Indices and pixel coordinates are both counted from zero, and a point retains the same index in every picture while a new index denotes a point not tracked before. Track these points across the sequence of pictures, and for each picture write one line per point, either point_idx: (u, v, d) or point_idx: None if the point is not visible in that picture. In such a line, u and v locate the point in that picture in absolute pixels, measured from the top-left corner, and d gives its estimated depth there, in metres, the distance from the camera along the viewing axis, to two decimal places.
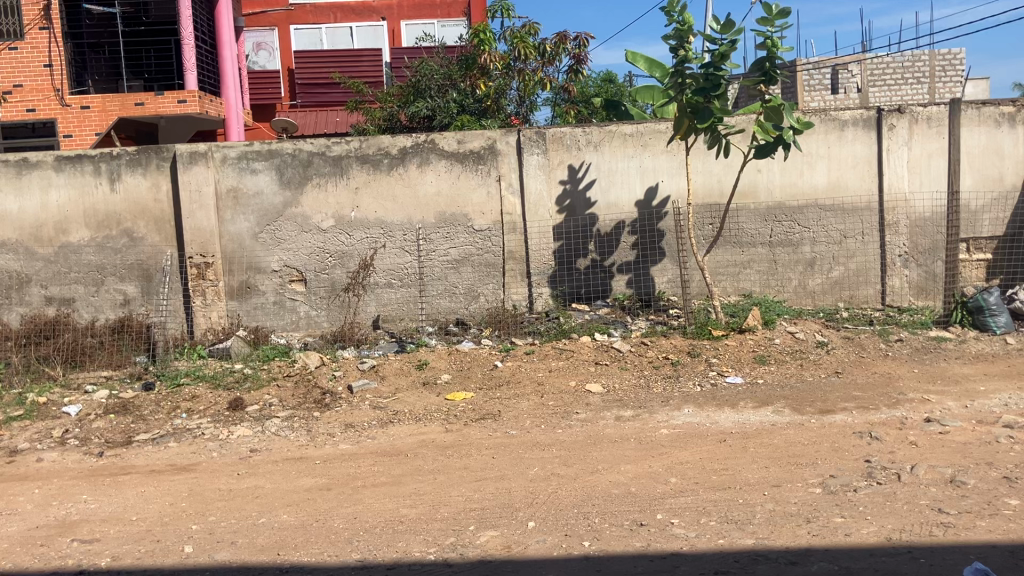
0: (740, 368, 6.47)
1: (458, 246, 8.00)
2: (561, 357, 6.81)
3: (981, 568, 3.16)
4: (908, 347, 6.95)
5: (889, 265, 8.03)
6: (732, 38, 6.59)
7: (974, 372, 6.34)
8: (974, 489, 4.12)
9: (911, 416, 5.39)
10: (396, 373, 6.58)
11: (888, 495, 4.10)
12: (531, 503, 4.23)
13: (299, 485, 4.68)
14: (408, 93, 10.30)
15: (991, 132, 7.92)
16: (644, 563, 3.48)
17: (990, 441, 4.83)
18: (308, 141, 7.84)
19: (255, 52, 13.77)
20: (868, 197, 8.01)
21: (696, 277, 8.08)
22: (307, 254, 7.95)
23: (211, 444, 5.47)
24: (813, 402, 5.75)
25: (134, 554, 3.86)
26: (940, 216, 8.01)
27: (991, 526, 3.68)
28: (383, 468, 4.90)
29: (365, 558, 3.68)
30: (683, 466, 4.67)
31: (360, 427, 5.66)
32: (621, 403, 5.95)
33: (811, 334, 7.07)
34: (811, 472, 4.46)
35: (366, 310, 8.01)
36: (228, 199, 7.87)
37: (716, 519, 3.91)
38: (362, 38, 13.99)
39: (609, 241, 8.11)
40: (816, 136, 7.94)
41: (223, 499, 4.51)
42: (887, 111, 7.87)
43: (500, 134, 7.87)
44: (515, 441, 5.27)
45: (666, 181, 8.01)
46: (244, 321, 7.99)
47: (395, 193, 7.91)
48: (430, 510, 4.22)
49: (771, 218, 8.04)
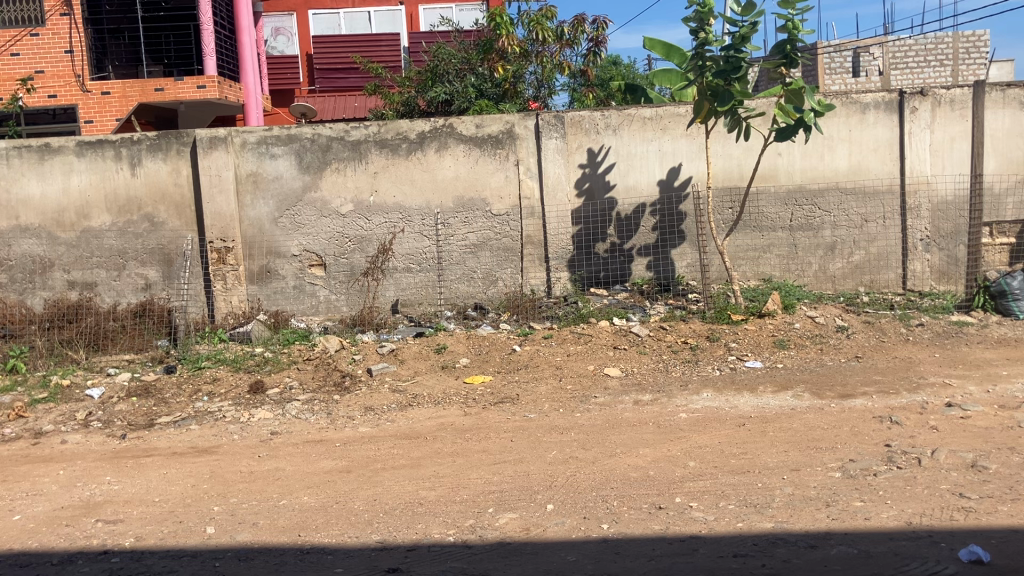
0: (759, 353, 6.45)
1: (477, 230, 8.01)
2: (580, 341, 6.80)
3: (975, 552, 3.24)
4: (930, 331, 6.91)
5: (911, 249, 7.97)
6: (753, 19, 6.54)
7: (997, 356, 6.28)
8: (996, 474, 4.10)
9: (932, 400, 5.36)
10: (415, 357, 6.61)
11: (908, 479, 4.08)
12: (549, 486, 4.25)
13: (320, 467, 4.72)
14: (425, 78, 10.18)
15: (1015, 114, 7.83)
16: (663, 546, 3.49)
17: (1012, 426, 4.80)
18: (327, 125, 7.86)
19: (274, 37, 13.83)
20: (889, 180, 7.95)
21: (716, 261, 8.06)
22: (326, 238, 7.97)
23: (232, 426, 5.52)
24: (833, 386, 5.74)
25: (158, 535, 3.91)
26: (962, 199, 7.93)
27: (1013, 511, 3.66)
28: (402, 450, 4.94)
29: (385, 539, 3.72)
30: (702, 450, 4.67)
31: (380, 411, 5.70)
32: (639, 387, 5.96)
33: (831, 318, 7.03)
34: (830, 456, 4.45)
35: (385, 294, 8.04)
36: (248, 183, 7.91)
37: (734, 502, 3.92)
38: (380, 22, 13.86)
39: (628, 224, 8.08)
40: (837, 119, 7.87)
41: (245, 481, 4.56)
42: (910, 94, 7.79)
43: (519, 117, 7.87)
44: (533, 424, 5.30)
45: (685, 164, 7.99)
46: (265, 305, 8.04)
47: (413, 177, 7.92)
48: (449, 492, 4.25)
49: (791, 202, 7.99)
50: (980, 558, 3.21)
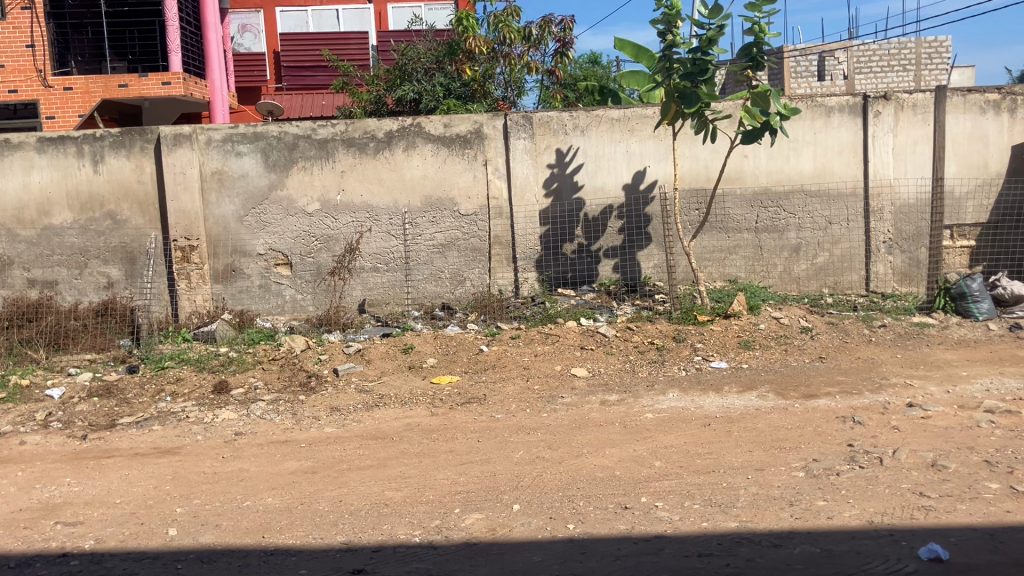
0: (725, 353, 6.50)
1: (444, 230, 7.99)
2: (547, 341, 6.80)
3: (935, 551, 3.28)
4: (892, 332, 7.00)
5: (874, 251, 8.07)
6: (720, 23, 6.59)
7: (957, 358, 6.38)
8: (955, 473, 4.16)
9: (894, 400, 5.44)
10: (382, 357, 6.57)
11: (870, 478, 4.13)
12: (515, 487, 4.24)
13: (284, 468, 4.68)
14: (395, 76, 10.29)
15: (975, 119, 7.96)
16: (628, 546, 3.50)
17: (972, 426, 4.88)
18: (293, 124, 7.79)
19: (240, 34, 13.64)
20: (854, 183, 8.04)
21: (682, 262, 8.10)
22: (292, 237, 7.92)
23: (196, 427, 5.45)
24: (797, 387, 5.80)
25: (118, 537, 3.85)
26: (924, 202, 8.04)
27: (972, 509, 3.72)
28: (368, 451, 4.91)
29: (351, 540, 3.69)
30: (667, 450, 4.69)
31: (346, 411, 5.66)
32: (606, 387, 5.97)
33: (795, 320, 7.11)
34: (794, 456, 4.49)
35: (351, 294, 7.99)
36: (213, 181, 7.82)
37: (699, 502, 3.94)
38: (348, 20, 13.75)
39: (596, 225, 8.10)
40: (803, 122, 7.96)
41: (208, 482, 4.51)
42: (873, 98, 7.89)
43: (487, 117, 7.86)
44: (500, 424, 5.29)
45: (653, 166, 8.02)
46: (230, 304, 7.96)
47: (381, 176, 7.88)
48: (415, 493, 4.23)
49: (757, 204, 8.06)
50: (939, 556, 3.25)
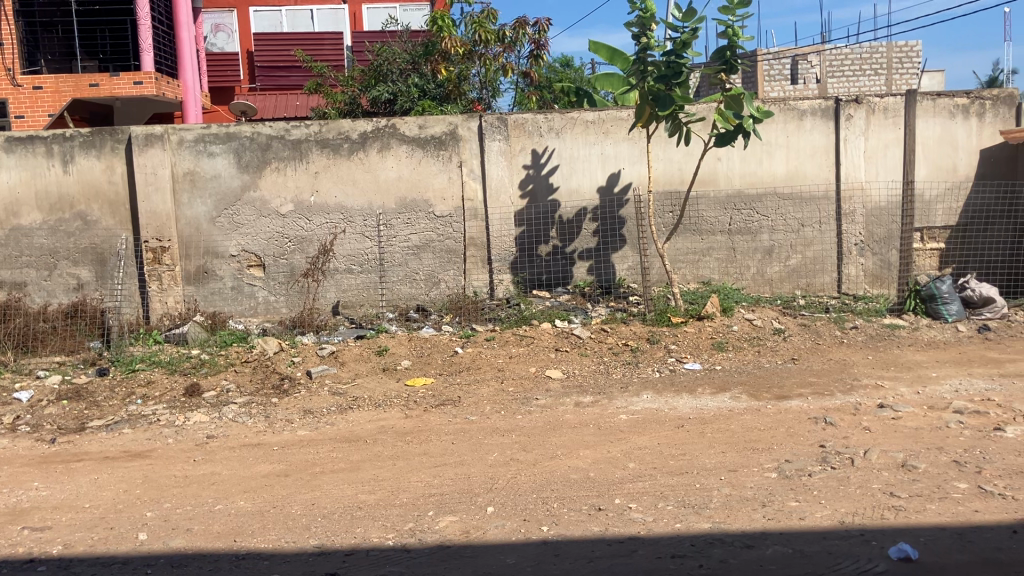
0: (698, 355, 6.53)
1: (419, 231, 7.97)
2: (521, 343, 6.80)
3: (906, 551, 3.31)
4: (863, 334, 7.06)
5: (846, 253, 8.14)
6: (694, 26, 6.62)
7: (927, 359, 6.45)
8: (925, 473, 4.21)
9: (865, 401, 5.49)
10: (355, 359, 6.53)
11: (841, 479, 4.16)
12: (490, 489, 4.23)
13: (256, 471, 4.64)
14: (369, 77, 10.23)
15: (945, 123, 8.06)
16: (602, 547, 3.50)
17: (941, 426, 4.93)
18: (266, 124, 7.73)
19: (213, 34, 13.51)
20: (826, 186, 8.11)
21: (656, 264, 8.13)
22: (265, 238, 7.86)
23: (167, 430, 5.40)
24: (770, 388, 5.83)
25: (87, 542, 3.80)
26: (896, 205, 8.12)
27: (941, 509, 3.76)
28: (342, 454, 4.88)
29: (323, 543, 3.66)
30: (641, 451, 4.70)
31: (319, 413, 5.63)
32: (581, 389, 5.98)
33: (768, 321, 7.16)
34: (766, 457, 4.51)
35: (325, 296, 7.95)
36: (185, 182, 7.75)
37: (673, 503, 3.95)
38: (322, 20, 13.63)
39: (570, 227, 8.10)
40: (775, 125, 8.02)
41: (179, 486, 4.46)
42: (845, 101, 7.96)
43: (462, 119, 7.84)
44: (475, 426, 5.28)
45: (627, 168, 8.04)
46: (202, 306, 7.89)
47: (355, 177, 7.84)
48: (389, 495, 4.21)
49: (730, 206, 8.11)
50: (909, 555, 3.29)
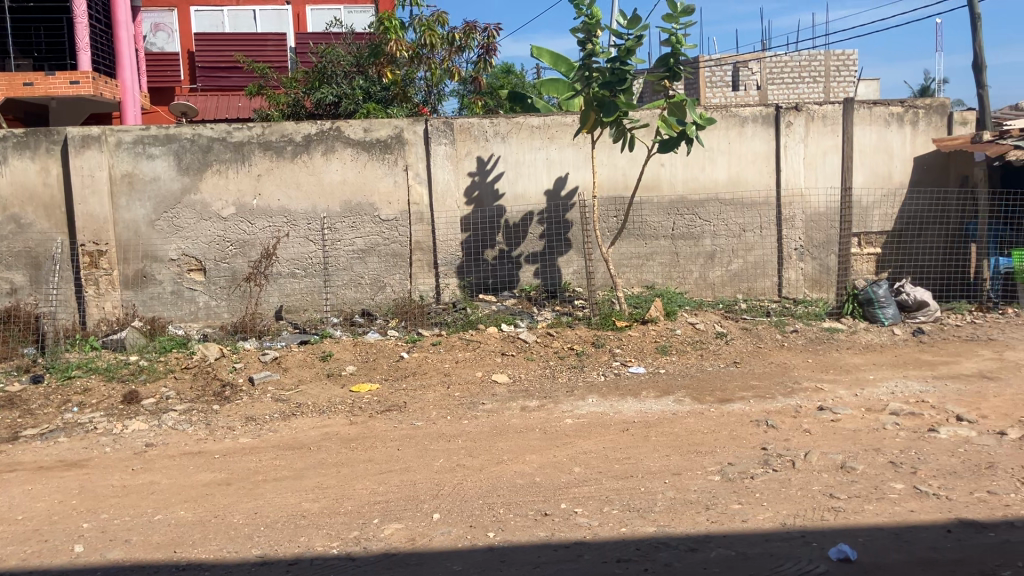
0: (643, 358, 6.59)
1: (364, 235, 7.90)
2: (468, 348, 6.79)
3: (845, 552, 3.37)
4: (803, 337, 7.20)
5: (786, 258, 8.29)
6: (638, 33, 6.68)
7: (865, 362, 6.59)
8: (863, 474, 4.30)
9: (805, 404, 5.58)
10: (299, 365, 6.45)
11: (783, 481, 4.23)
12: (435, 495, 4.21)
13: (197, 480, 4.55)
14: (313, 79, 10.13)
15: (881, 131, 8.25)
16: (548, 553, 3.51)
17: (878, 428, 5.04)
18: (207, 126, 7.61)
19: (153, 33, 13.27)
20: (766, 192, 8.24)
21: (601, 268, 8.17)
22: (206, 242, 7.73)
23: (104, 438, 5.27)
24: (713, 392, 5.90)
25: (20, 555, 3.68)
26: (834, 211, 8.29)
27: (878, 510, 3.84)
28: (285, 461, 4.81)
29: (266, 553, 3.61)
30: (587, 455, 4.72)
31: (262, 420, 5.54)
32: (527, 393, 5.99)
33: (710, 325, 7.25)
34: (710, 460, 4.57)
35: (267, 300, 7.84)
36: (123, 184, 7.58)
37: (618, 507, 3.97)
38: (265, 21, 13.51)
39: (517, 231, 8.12)
40: (717, 132, 8.13)
41: (116, 496, 4.35)
42: (785, 109, 8.11)
43: (408, 123, 7.80)
44: (420, 432, 5.25)
45: (572, 172, 8.08)
46: (141, 311, 7.73)
47: (298, 180, 7.75)
48: (333, 503, 4.16)
49: (674, 212, 8.21)
50: (848, 556, 3.35)
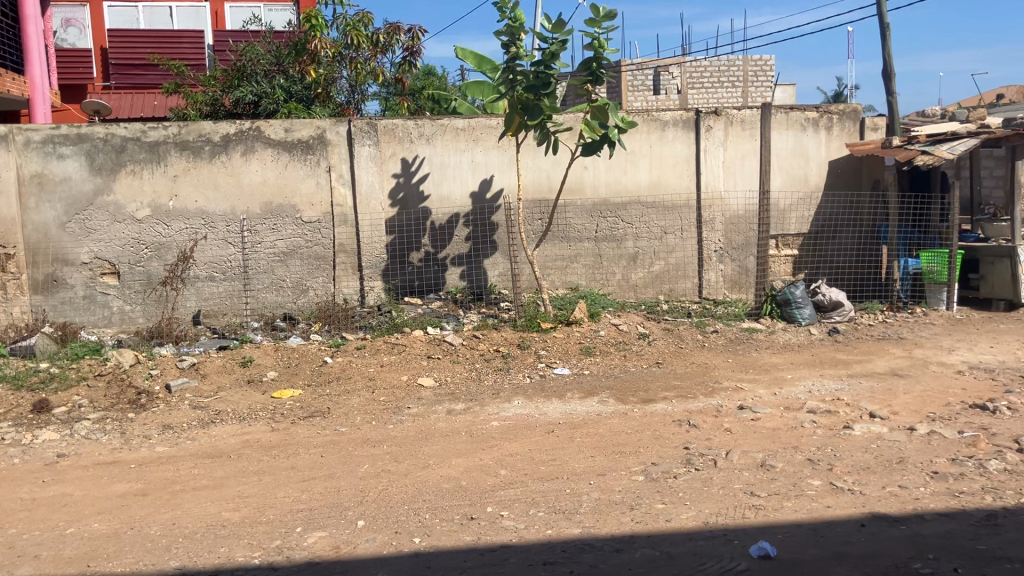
0: (568, 360, 6.63)
1: (286, 238, 7.77)
2: (393, 351, 6.73)
3: (765, 549, 3.44)
4: (723, 338, 7.34)
5: (707, 259, 8.44)
6: (562, 37, 6.72)
7: (783, 361, 6.76)
8: (782, 472, 4.40)
9: (726, 403, 5.69)
10: (218, 371, 6.30)
11: (705, 480, 4.30)
12: (360, 502, 4.16)
13: (112, 491, 4.40)
14: (231, 77, 9.86)
15: (797, 135, 8.47)
16: (474, 557, 3.49)
17: (795, 426, 5.17)
18: (121, 125, 7.38)
19: (63, 29, 12.80)
20: (687, 194, 8.38)
21: (526, 270, 8.21)
22: (120, 245, 7.50)
23: (11, 449, 5.05)
24: (636, 392, 5.97)
25: None
26: (752, 214, 8.49)
27: (797, 506, 3.94)
28: (204, 470, 4.69)
29: (185, 565, 3.51)
30: (513, 458, 4.73)
31: (180, 429, 5.39)
32: (452, 396, 5.96)
33: (634, 326, 7.34)
34: (634, 460, 4.61)
35: (185, 305, 7.65)
36: (31, 185, 7.30)
37: (544, 510, 3.98)
38: (182, 18, 13.20)
39: (442, 233, 8.08)
40: (639, 135, 8.23)
41: (25, 510, 4.18)
42: (705, 113, 8.26)
43: (330, 123, 7.69)
44: (344, 438, 5.18)
45: (497, 175, 8.10)
46: (51, 316, 7.46)
47: (217, 181, 7.58)
48: (254, 512, 4.07)
49: (597, 214, 8.27)
50: (768, 553, 3.42)
